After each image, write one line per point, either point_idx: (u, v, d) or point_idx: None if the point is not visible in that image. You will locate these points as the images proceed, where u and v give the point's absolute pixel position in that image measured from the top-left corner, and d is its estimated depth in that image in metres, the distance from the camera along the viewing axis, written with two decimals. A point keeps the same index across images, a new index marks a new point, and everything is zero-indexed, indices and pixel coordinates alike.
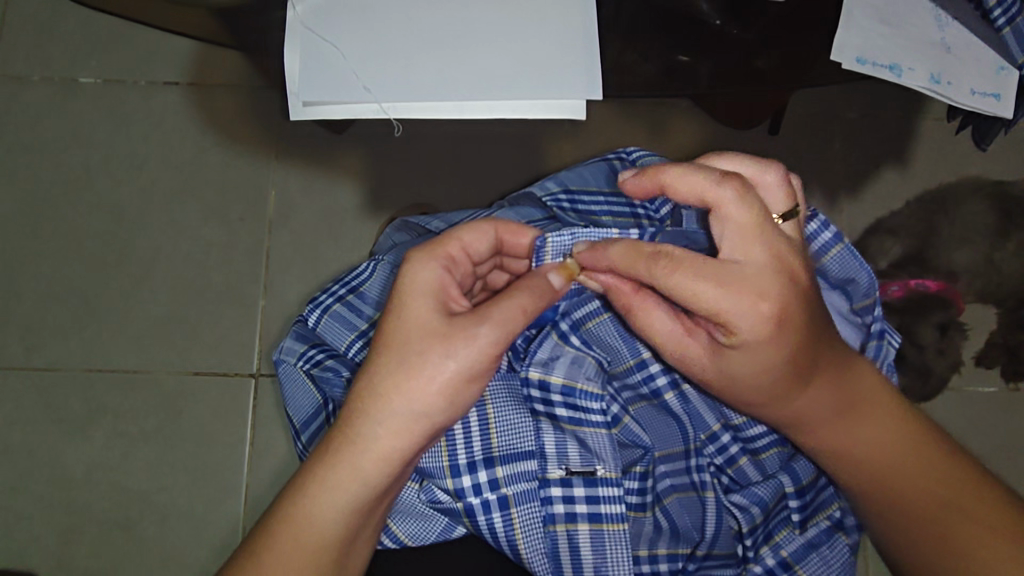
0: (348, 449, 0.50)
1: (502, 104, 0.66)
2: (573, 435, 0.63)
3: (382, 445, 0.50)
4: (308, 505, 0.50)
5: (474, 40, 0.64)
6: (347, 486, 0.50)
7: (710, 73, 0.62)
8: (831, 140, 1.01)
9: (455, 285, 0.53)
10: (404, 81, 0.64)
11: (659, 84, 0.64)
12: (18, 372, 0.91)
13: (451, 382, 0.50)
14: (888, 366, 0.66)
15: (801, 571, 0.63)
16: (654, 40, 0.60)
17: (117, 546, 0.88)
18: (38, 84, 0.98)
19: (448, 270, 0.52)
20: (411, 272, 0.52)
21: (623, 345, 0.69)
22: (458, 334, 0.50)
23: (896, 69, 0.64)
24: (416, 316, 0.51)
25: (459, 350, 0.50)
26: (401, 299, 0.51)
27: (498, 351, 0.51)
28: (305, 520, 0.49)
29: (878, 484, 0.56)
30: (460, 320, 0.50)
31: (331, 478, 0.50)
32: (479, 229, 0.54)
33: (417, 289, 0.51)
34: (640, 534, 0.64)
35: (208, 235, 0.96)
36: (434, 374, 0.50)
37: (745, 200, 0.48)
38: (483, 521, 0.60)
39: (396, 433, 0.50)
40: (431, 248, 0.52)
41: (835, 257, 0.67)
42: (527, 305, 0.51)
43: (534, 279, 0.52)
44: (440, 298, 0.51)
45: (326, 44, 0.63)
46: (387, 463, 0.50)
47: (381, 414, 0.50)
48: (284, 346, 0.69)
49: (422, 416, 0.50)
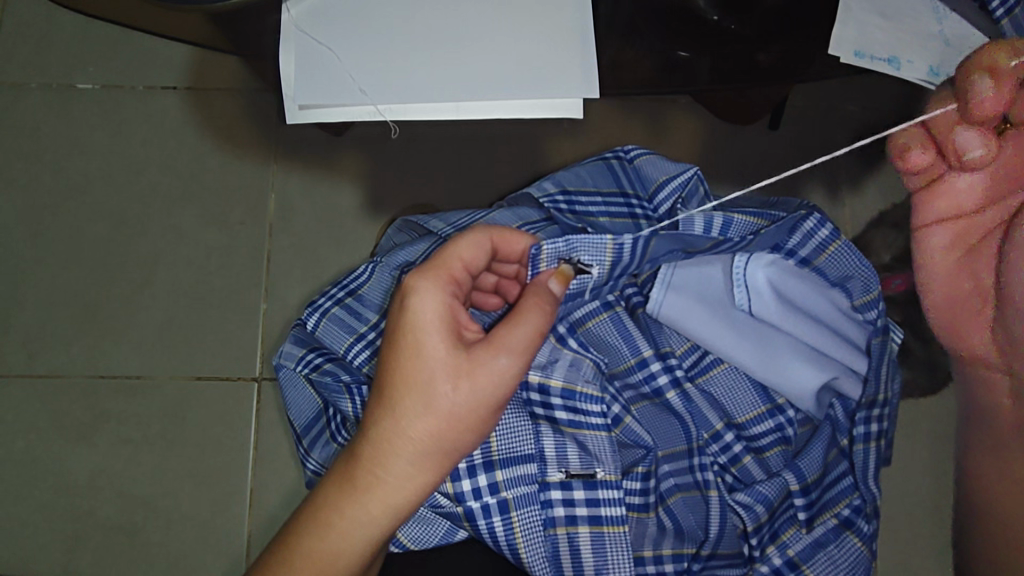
0: (379, 486, 0.50)
1: (497, 103, 0.66)
2: (572, 438, 0.63)
3: (414, 479, 0.51)
4: (340, 542, 0.50)
5: (473, 41, 0.64)
6: (379, 520, 0.51)
7: (710, 67, 0.60)
8: (833, 133, 1.00)
9: (463, 307, 0.52)
10: (399, 84, 0.64)
11: (659, 83, 0.61)
12: (20, 381, 0.92)
13: (481, 412, 0.51)
14: (893, 364, 0.66)
15: (808, 571, 0.62)
16: (652, 32, 0.58)
17: (122, 551, 0.88)
18: (36, 91, 0.98)
19: (454, 293, 0.51)
20: (419, 301, 0.50)
21: (623, 344, 0.69)
22: (480, 368, 0.49)
23: (894, 62, 0.63)
24: (436, 354, 0.50)
25: (486, 383, 0.50)
26: (413, 335, 0.50)
27: (519, 376, 0.51)
28: (332, 553, 0.50)
29: None
30: (479, 351, 0.50)
31: (361, 514, 0.50)
32: (473, 242, 0.53)
33: (429, 324, 0.50)
34: (644, 535, 0.64)
35: (208, 239, 0.96)
36: (462, 406, 0.50)
37: None
38: (483, 526, 0.59)
39: (424, 465, 0.51)
40: (433, 272, 0.51)
41: (833, 255, 0.67)
42: (542, 326, 0.51)
43: (537, 292, 0.52)
44: (453, 329, 0.50)
45: (321, 48, 0.63)
46: (419, 494, 0.51)
47: (411, 452, 0.50)
48: (281, 350, 0.68)
49: (450, 447, 0.51)
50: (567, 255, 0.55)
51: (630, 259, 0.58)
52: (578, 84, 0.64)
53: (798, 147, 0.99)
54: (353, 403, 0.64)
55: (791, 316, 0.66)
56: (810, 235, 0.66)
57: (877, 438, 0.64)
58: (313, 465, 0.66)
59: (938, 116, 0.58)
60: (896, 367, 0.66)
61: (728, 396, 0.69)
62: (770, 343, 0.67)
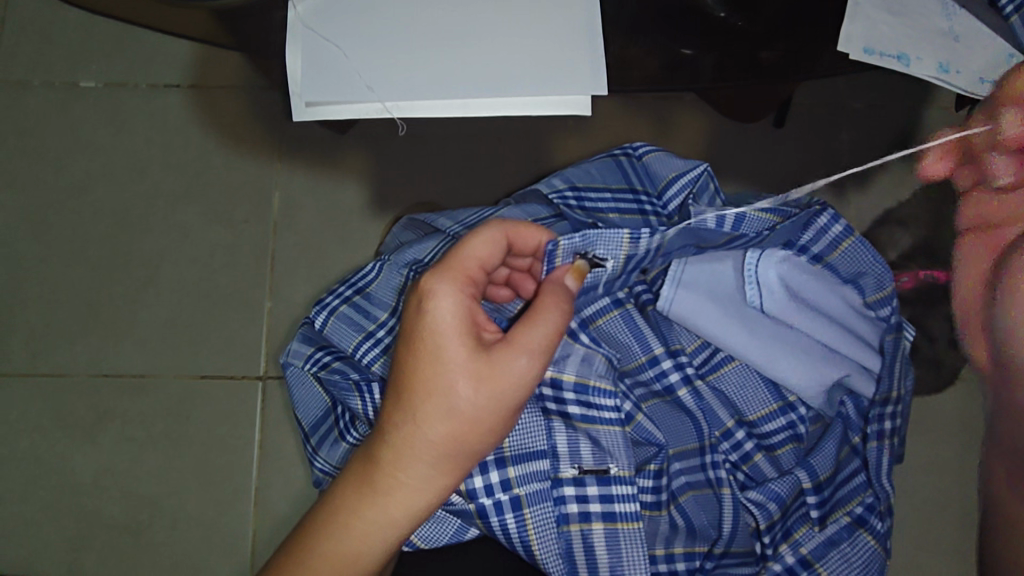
0: (399, 489, 0.51)
1: (505, 100, 0.65)
2: (585, 434, 0.63)
3: (434, 480, 0.51)
4: (360, 542, 0.51)
5: (480, 38, 0.63)
6: (398, 520, 0.51)
7: (714, 65, 0.58)
8: (838, 130, 0.99)
9: (479, 307, 0.51)
10: (406, 81, 0.63)
11: (660, 79, 0.60)
12: (24, 379, 0.91)
13: (501, 414, 0.51)
14: (905, 361, 0.67)
15: (822, 569, 0.62)
16: (657, 30, 0.57)
17: (127, 551, 0.88)
18: (39, 88, 0.97)
19: (472, 293, 0.51)
20: (436, 304, 0.49)
21: (634, 342, 0.69)
22: (501, 371, 0.49)
23: (903, 58, 0.63)
24: (455, 358, 0.49)
25: (506, 386, 0.50)
26: (432, 339, 0.49)
27: (537, 377, 0.51)
28: (353, 553, 0.51)
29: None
30: (500, 353, 0.49)
31: (381, 516, 0.51)
32: (488, 239, 0.51)
33: (448, 328, 0.49)
34: (656, 533, 0.63)
35: (212, 237, 0.95)
36: (482, 409, 0.50)
37: None
38: (495, 522, 0.58)
39: (443, 467, 0.51)
40: (449, 272, 0.50)
41: (846, 251, 0.68)
42: (560, 326, 0.51)
43: (555, 293, 0.52)
44: (472, 332, 0.50)
45: (329, 44, 0.62)
46: (438, 494, 0.52)
47: (430, 455, 0.50)
48: (290, 349, 0.68)
49: (469, 449, 0.51)
50: (583, 250, 0.55)
51: (644, 253, 0.58)
52: (587, 80, 0.63)
53: (804, 145, 0.99)
54: (362, 401, 0.63)
55: (804, 313, 0.66)
56: (823, 231, 0.68)
57: (890, 436, 0.65)
58: (321, 464, 0.66)
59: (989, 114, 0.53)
60: (909, 364, 0.67)
61: (739, 393, 0.68)
62: (783, 339, 0.66)
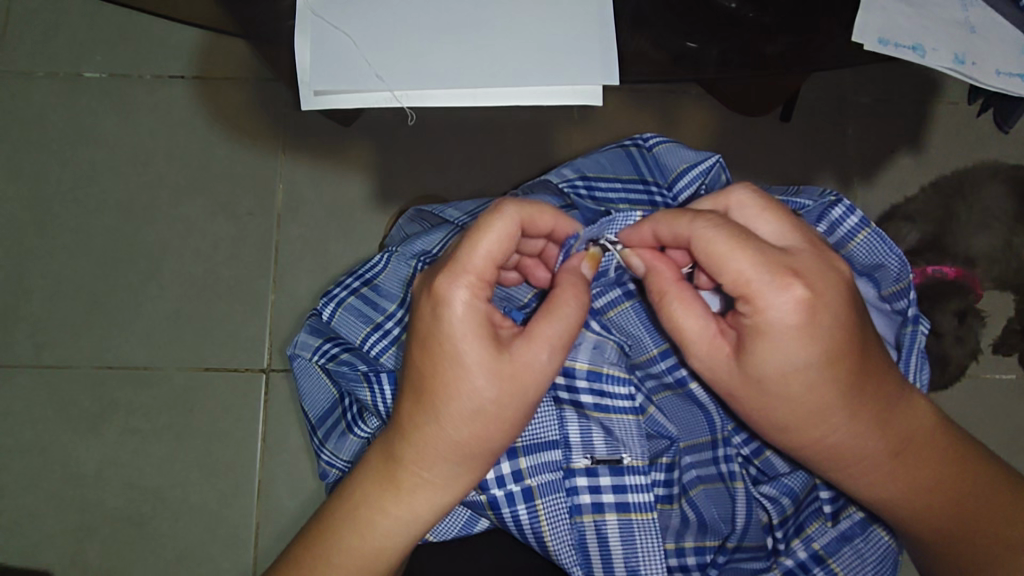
0: (424, 487, 0.52)
1: (526, 88, 0.60)
2: (598, 422, 0.62)
3: (457, 477, 0.52)
4: (383, 541, 0.52)
5: (494, 26, 0.59)
6: (423, 516, 0.52)
7: (717, 60, 0.58)
8: (845, 124, 0.99)
9: (496, 308, 0.51)
10: (416, 69, 0.58)
11: (666, 70, 0.59)
12: (28, 370, 0.91)
13: (522, 411, 0.51)
14: (921, 354, 0.62)
15: (835, 565, 0.60)
16: (667, 28, 0.57)
17: (129, 544, 0.87)
18: (43, 79, 0.96)
19: (488, 295, 0.50)
20: (452, 308, 0.49)
21: (646, 334, 0.67)
22: (523, 368, 0.49)
23: (918, 49, 0.56)
24: (474, 359, 0.49)
25: (527, 382, 0.50)
26: (449, 344, 0.49)
27: (556, 370, 0.51)
28: (374, 552, 0.52)
29: (944, 533, 0.54)
30: (521, 351, 0.49)
31: (406, 514, 0.52)
32: (502, 239, 0.49)
33: (468, 331, 0.49)
34: (667, 526, 0.64)
35: (216, 229, 0.95)
36: (504, 406, 0.50)
37: (713, 220, 0.48)
38: (507, 514, 0.59)
39: (465, 463, 0.52)
40: (462, 278, 0.49)
41: (861, 244, 0.62)
42: (579, 320, 0.51)
43: (572, 284, 0.52)
44: (491, 332, 0.50)
45: (337, 31, 0.58)
46: (462, 490, 0.53)
47: (455, 454, 0.51)
48: (297, 341, 0.67)
49: (491, 445, 0.51)
50: (596, 237, 0.56)
51: None
52: (602, 67, 0.59)
53: (811, 139, 0.98)
54: (372, 393, 0.62)
55: None
56: (835, 225, 0.63)
57: None
58: (329, 456, 0.66)
59: (733, 205, 0.52)
60: (925, 356, 0.62)
61: None
62: None
